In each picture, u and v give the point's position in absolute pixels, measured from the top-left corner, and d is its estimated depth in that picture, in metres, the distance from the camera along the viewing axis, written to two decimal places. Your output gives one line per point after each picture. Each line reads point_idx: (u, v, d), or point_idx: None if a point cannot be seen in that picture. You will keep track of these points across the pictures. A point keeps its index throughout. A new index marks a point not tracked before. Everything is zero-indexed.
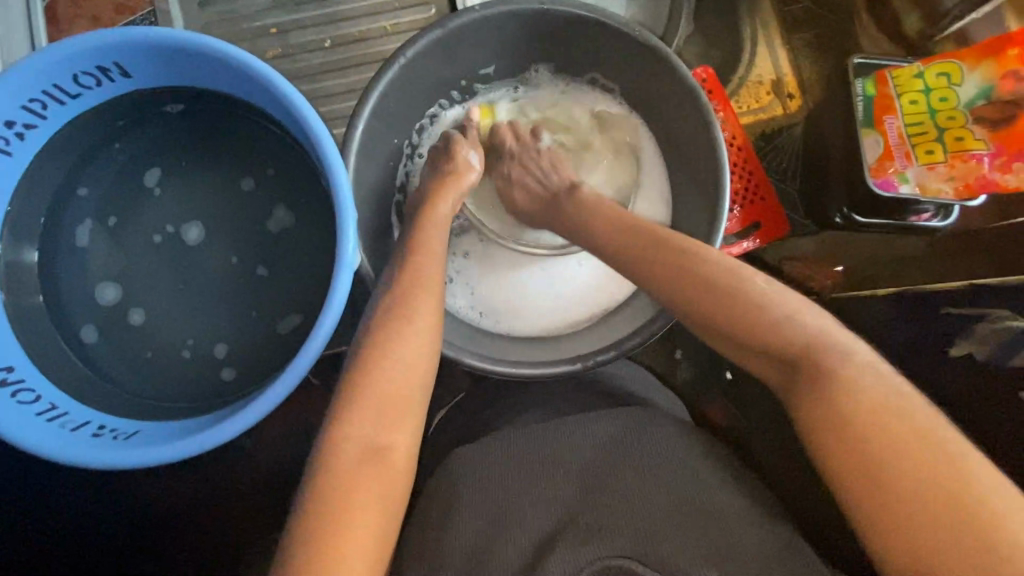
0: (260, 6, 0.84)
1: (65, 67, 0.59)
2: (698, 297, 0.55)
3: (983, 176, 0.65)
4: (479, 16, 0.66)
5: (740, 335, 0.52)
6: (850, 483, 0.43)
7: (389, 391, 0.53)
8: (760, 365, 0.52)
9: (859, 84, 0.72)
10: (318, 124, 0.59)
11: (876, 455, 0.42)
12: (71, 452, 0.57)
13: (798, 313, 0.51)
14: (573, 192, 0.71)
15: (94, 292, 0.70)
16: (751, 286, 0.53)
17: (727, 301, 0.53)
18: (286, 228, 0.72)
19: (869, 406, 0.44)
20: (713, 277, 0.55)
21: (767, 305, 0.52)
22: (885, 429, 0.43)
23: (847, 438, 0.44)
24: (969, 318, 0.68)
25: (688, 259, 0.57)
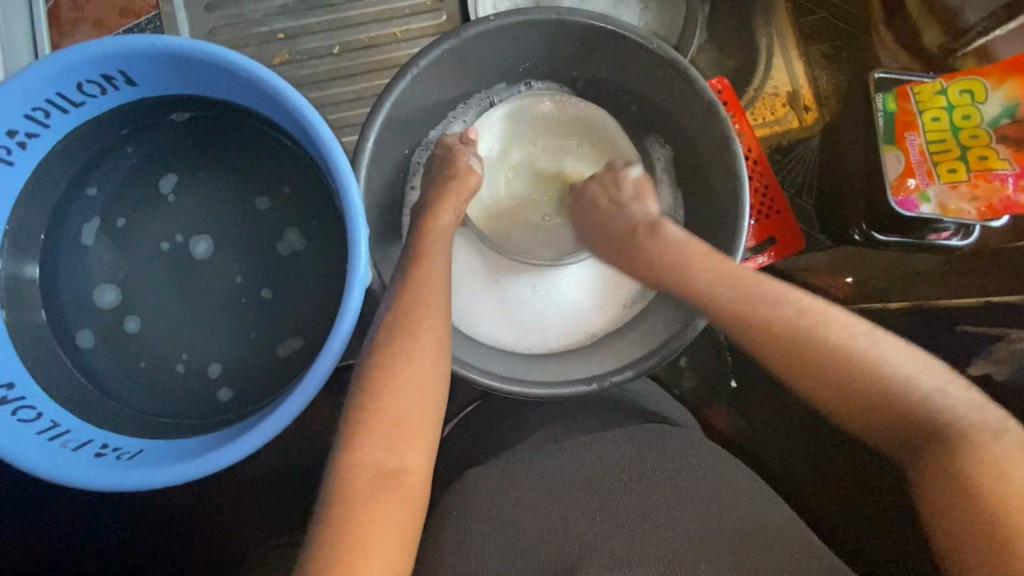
0: (268, 11, 0.82)
1: (70, 76, 0.57)
2: (806, 339, 0.54)
3: (1007, 197, 0.64)
4: (495, 26, 0.64)
5: (836, 390, 0.52)
6: (961, 535, 0.43)
7: (403, 416, 0.52)
8: (860, 420, 0.52)
9: (880, 98, 0.70)
10: (330, 137, 0.57)
11: (988, 508, 0.42)
12: (74, 474, 0.55)
13: (908, 370, 0.51)
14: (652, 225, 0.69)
15: (94, 295, 0.68)
16: (856, 338, 0.53)
17: (829, 353, 0.53)
18: (298, 252, 0.70)
19: (989, 465, 0.44)
20: (813, 327, 0.55)
21: (866, 352, 0.52)
22: (1003, 487, 0.43)
23: (963, 493, 0.44)
24: (985, 337, 0.70)
25: (782, 305, 0.57)
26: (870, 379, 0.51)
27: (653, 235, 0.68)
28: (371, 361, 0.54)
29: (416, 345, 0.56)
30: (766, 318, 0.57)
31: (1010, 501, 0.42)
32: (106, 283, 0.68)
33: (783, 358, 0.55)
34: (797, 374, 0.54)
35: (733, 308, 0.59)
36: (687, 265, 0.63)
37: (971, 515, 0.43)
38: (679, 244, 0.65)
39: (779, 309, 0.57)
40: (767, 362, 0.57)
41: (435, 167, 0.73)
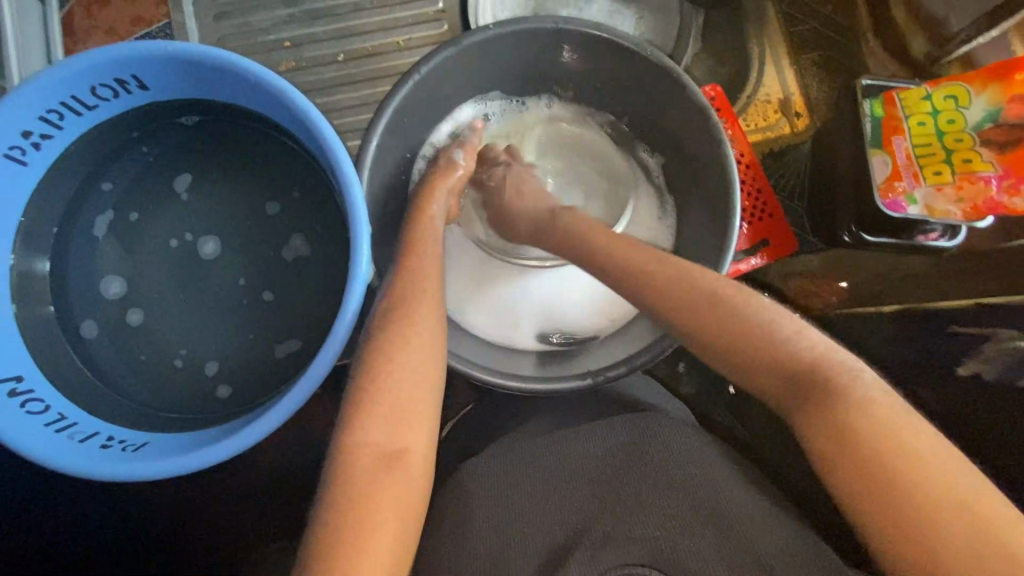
0: (276, 20, 0.85)
1: (84, 79, 0.59)
2: (714, 319, 0.53)
3: (991, 198, 0.66)
4: (494, 34, 0.67)
5: (748, 365, 0.51)
6: (862, 501, 0.43)
7: (403, 407, 0.52)
8: (768, 391, 0.51)
9: (867, 105, 0.72)
10: (334, 138, 0.60)
11: (887, 470, 0.42)
12: (80, 464, 0.57)
13: (802, 335, 0.50)
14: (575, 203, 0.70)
15: (100, 284, 0.70)
16: (757, 309, 0.53)
17: (737, 330, 0.52)
18: (301, 257, 0.72)
19: (881, 426, 0.44)
20: (725, 300, 0.54)
21: (766, 321, 0.52)
22: (893, 448, 0.43)
23: (859, 456, 0.43)
24: (976, 338, 0.68)
25: (692, 288, 0.56)
26: (767, 354, 0.50)
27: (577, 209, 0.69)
28: (370, 354, 0.56)
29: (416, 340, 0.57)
30: (675, 301, 0.56)
31: (909, 459, 0.42)
32: (113, 277, 0.70)
33: (709, 341, 0.53)
34: (716, 352, 0.53)
35: (654, 288, 0.57)
36: (607, 257, 0.62)
37: (870, 480, 0.42)
38: (592, 224, 0.66)
39: (685, 288, 0.56)
40: (689, 345, 0.56)
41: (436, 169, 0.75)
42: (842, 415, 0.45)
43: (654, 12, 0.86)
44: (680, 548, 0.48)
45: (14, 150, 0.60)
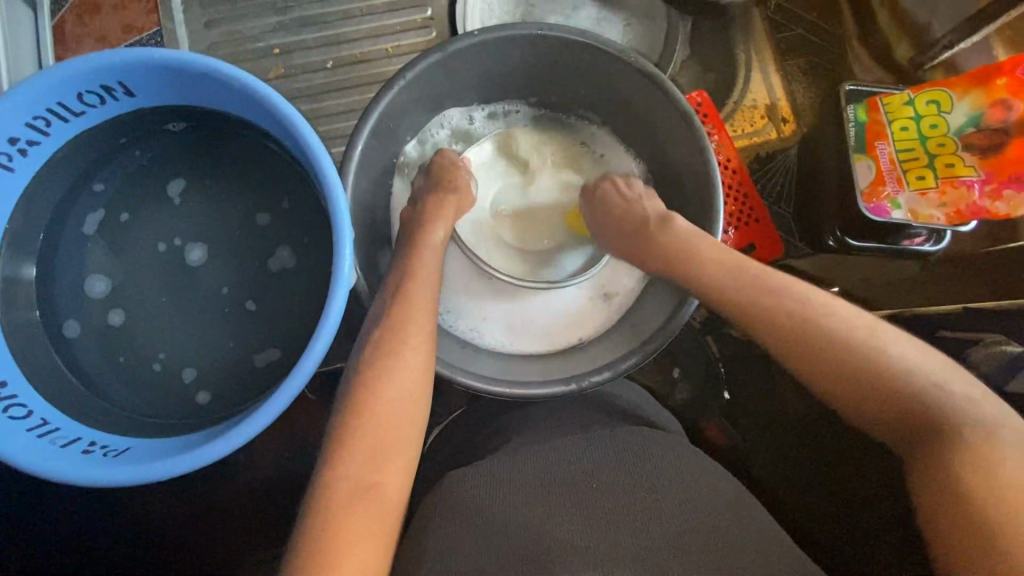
0: (265, 28, 0.86)
1: (70, 86, 0.60)
2: (809, 323, 0.57)
3: (974, 203, 0.66)
4: (479, 40, 0.67)
5: (829, 378, 0.55)
6: (935, 503, 0.46)
7: (386, 416, 0.54)
8: (850, 404, 0.55)
9: (851, 110, 0.73)
10: (318, 144, 0.60)
11: (960, 476, 0.45)
12: (61, 470, 0.57)
13: (890, 348, 0.54)
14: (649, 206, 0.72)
15: (84, 286, 0.70)
16: (855, 333, 0.55)
17: (824, 344, 0.55)
18: (287, 269, 0.72)
19: (964, 436, 0.47)
20: (817, 315, 0.57)
21: (847, 328, 0.56)
22: (971, 455, 0.46)
23: (937, 465, 0.47)
24: (962, 342, 0.70)
25: (765, 297, 0.60)
26: (852, 356, 0.54)
27: (663, 226, 0.69)
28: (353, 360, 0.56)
29: (401, 356, 0.57)
30: (758, 298, 0.60)
31: (987, 464, 0.45)
32: (97, 274, 0.70)
33: (785, 349, 0.58)
34: (797, 363, 0.57)
35: (740, 301, 0.61)
36: (684, 267, 0.65)
37: (949, 485, 0.46)
38: (678, 229, 0.68)
39: (769, 284, 0.60)
40: (774, 356, 0.60)
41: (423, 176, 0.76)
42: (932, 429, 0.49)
43: (640, 19, 0.87)
44: (661, 554, 0.48)
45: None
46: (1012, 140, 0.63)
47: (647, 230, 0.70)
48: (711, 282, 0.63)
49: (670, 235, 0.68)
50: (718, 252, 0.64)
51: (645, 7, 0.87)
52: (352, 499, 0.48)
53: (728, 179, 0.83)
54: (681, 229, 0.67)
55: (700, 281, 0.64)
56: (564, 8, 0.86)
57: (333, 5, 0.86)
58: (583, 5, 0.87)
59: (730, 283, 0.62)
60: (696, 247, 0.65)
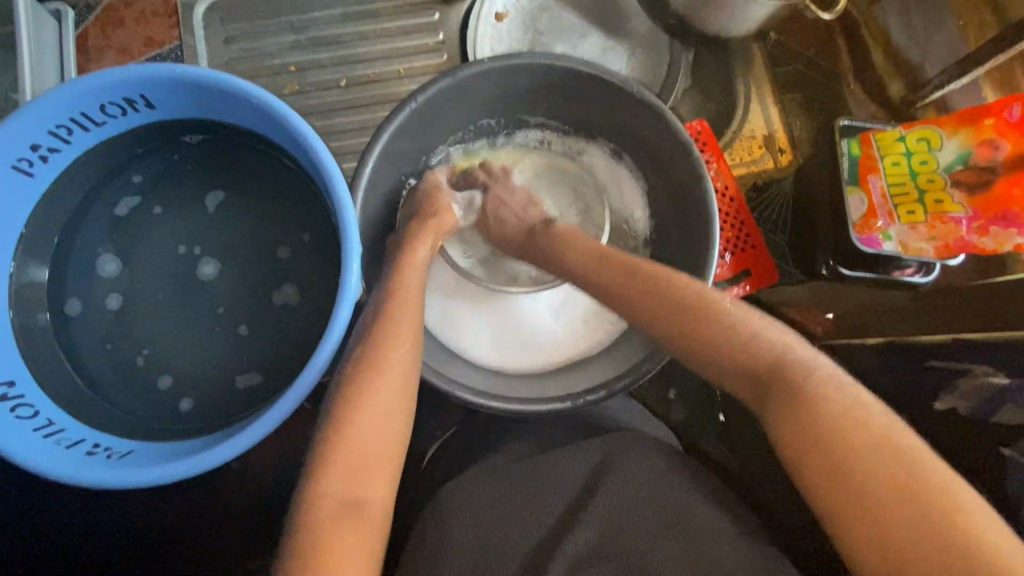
0: (282, 45, 0.89)
1: (94, 97, 0.62)
2: (695, 312, 0.59)
3: (962, 238, 0.68)
4: (489, 67, 0.70)
5: (724, 369, 0.56)
6: (808, 474, 0.47)
7: (381, 435, 0.55)
8: (740, 386, 0.56)
9: (845, 144, 0.75)
10: (330, 161, 0.62)
11: (829, 445, 0.46)
12: (64, 471, 0.58)
13: (769, 331, 0.56)
14: (548, 227, 0.75)
15: (97, 264, 0.72)
16: (737, 318, 0.57)
17: (715, 338, 0.57)
18: (289, 305, 0.74)
19: (831, 401, 0.49)
20: (703, 313, 0.59)
21: (731, 319, 0.57)
22: (834, 422, 0.47)
23: (809, 432, 0.48)
24: (951, 372, 0.70)
25: (675, 290, 0.61)
26: (721, 336, 0.57)
27: (546, 229, 0.75)
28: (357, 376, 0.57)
29: (380, 372, 0.58)
30: (634, 297, 0.63)
31: (869, 436, 0.46)
32: (108, 256, 0.73)
33: (681, 345, 0.59)
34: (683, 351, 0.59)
35: (630, 296, 0.64)
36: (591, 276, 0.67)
37: (823, 453, 0.47)
38: (569, 235, 0.72)
39: (643, 287, 0.63)
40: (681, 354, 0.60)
41: (418, 203, 0.76)
42: (795, 394, 0.50)
43: (644, 50, 0.91)
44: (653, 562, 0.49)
45: (22, 162, 0.63)
46: (999, 179, 0.65)
47: (532, 236, 0.75)
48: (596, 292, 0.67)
49: (545, 239, 0.73)
50: (586, 255, 0.69)
51: (650, 40, 0.91)
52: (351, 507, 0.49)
53: (725, 206, 0.85)
54: (558, 231, 0.73)
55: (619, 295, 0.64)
56: (572, 37, 0.90)
57: (349, 26, 0.89)
58: (589, 35, 0.90)
59: (610, 292, 0.65)
60: (567, 249, 0.71)
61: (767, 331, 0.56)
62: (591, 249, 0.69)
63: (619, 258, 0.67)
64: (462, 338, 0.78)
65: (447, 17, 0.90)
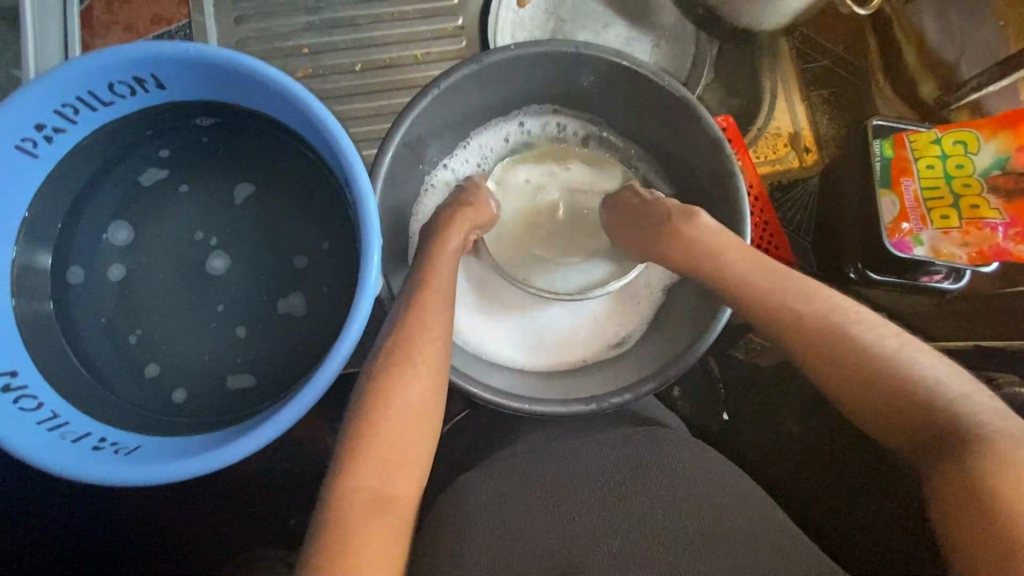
0: (296, 27, 0.86)
1: (105, 75, 0.59)
2: (873, 344, 0.55)
3: (997, 245, 0.67)
4: (516, 54, 0.67)
5: (882, 406, 0.53)
6: (966, 534, 0.45)
7: (405, 435, 0.52)
8: (901, 434, 0.53)
9: (877, 145, 0.73)
10: (351, 150, 0.59)
11: (1005, 510, 0.44)
12: (70, 466, 0.56)
13: (954, 391, 0.52)
14: (686, 216, 0.68)
15: (108, 231, 0.70)
16: (903, 359, 0.54)
17: (890, 381, 0.53)
18: (297, 307, 0.71)
19: (1004, 467, 0.46)
20: (875, 352, 0.54)
21: (912, 363, 0.53)
22: (1006, 486, 0.45)
23: (976, 489, 0.46)
24: (976, 380, 0.70)
25: (830, 322, 0.57)
26: (887, 372, 0.53)
27: (686, 219, 0.68)
28: (376, 374, 0.55)
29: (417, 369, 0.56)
30: (792, 302, 0.59)
31: None
32: (118, 225, 0.70)
33: (836, 373, 0.55)
34: (840, 382, 0.56)
35: (796, 307, 0.59)
36: (745, 281, 0.62)
37: (984, 512, 0.45)
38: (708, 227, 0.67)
39: (807, 297, 0.59)
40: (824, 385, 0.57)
41: None
42: (970, 452, 0.48)
43: (670, 41, 0.88)
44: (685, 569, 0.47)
45: (26, 142, 0.60)
46: None
47: (674, 224, 0.68)
48: (746, 297, 0.61)
49: (689, 232, 0.67)
50: (752, 264, 0.63)
51: (675, 31, 0.88)
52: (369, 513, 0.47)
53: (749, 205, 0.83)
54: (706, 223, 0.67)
55: (774, 299, 0.60)
56: (595, 26, 0.87)
57: (365, 7, 0.86)
58: (614, 24, 0.87)
59: (767, 300, 0.60)
60: (725, 248, 0.64)
61: (954, 388, 0.52)
62: (752, 254, 0.64)
63: (781, 268, 0.62)
64: (479, 337, 0.76)
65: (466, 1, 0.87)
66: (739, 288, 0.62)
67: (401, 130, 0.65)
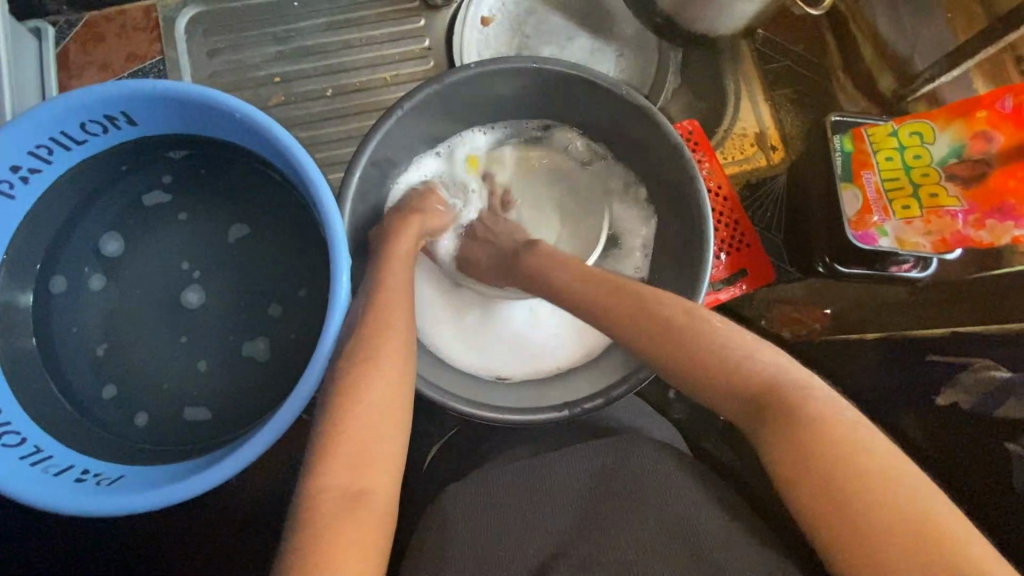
0: (267, 57, 0.88)
1: (75, 116, 0.61)
2: (691, 334, 0.54)
3: (958, 232, 0.67)
4: (475, 72, 0.68)
5: (719, 394, 0.52)
6: (816, 518, 0.43)
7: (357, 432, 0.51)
8: (736, 417, 0.51)
9: (837, 140, 0.75)
10: (317, 174, 0.61)
11: (846, 489, 0.42)
12: (51, 500, 0.56)
13: (772, 366, 0.51)
14: (531, 248, 0.71)
15: (98, 243, 0.71)
16: (723, 338, 0.53)
17: (725, 373, 0.51)
18: (281, 327, 0.72)
19: (840, 443, 0.44)
20: (717, 345, 0.52)
21: (733, 347, 0.52)
22: (852, 474, 0.42)
23: (812, 470, 0.43)
24: (953, 366, 0.69)
25: (675, 327, 0.55)
26: (707, 357, 0.52)
27: (530, 251, 0.71)
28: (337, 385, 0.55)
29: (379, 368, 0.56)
30: (609, 308, 0.59)
31: (876, 478, 0.41)
32: (104, 241, 0.72)
33: (672, 367, 0.54)
34: (682, 379, 0.54)
35: (615, 313, 0.59)
36: (574, 295, 0.63)
37: (831, 493, 0.42)
38: (553, 253, 0.69)
39: (624, 299, 0.59)
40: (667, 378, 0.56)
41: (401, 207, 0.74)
42: (804, 432, 0.45)
43: (633, 50, 0.90)
44: (657, 560, 0.47)
45: (2, 184, 0.62)
46: (993, 172, 0.64)
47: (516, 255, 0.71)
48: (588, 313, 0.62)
49: (533, 261, 0.69)
50: (578, 273, 0.64)
51: (637, 40, 0.90)
52: (337, 516, 0.47)
53: (718, 206, 0.85)
54: (545, 251, 0.69)
55: (597, 307, 0.60)
56: (559, 40, 0.89)
57: (333, 35, 0.88)
58: (577, 37, 0.89)
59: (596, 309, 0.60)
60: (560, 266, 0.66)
61: (765, 359, 0.51)
62: (587, 269, 0.64)
63: (614, 279, 0.62)
64: (433, 329, 0.79)
65: (432, 23, 0.90)
66: (570, 298, 0.63)
67: (369, 147, 0.66)
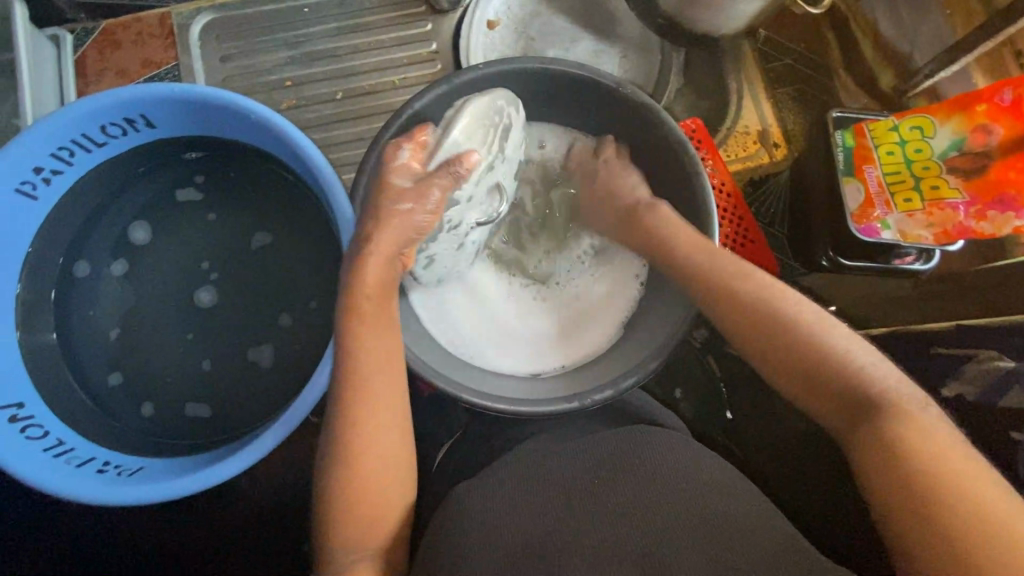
0: (279, 61, 0.90)
1: (96, 118, 0.63)
2: (810, 332, 0.57)
3: (960, 223, 0.68)
4: (484, 73, 0.70)
5: (816, 385, 0.55)
6: (887, 494, 0.47)
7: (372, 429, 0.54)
8: (832, 412, 0.55)
9: (838, 136, 0.76)
10: (331, 174, 0.63)
11: (927, 480, 0.45)
12: (73, 491, 0.58)
13: (886, 374, 0.54)
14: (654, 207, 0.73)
15: (127, 230, 0.74)
16: (843, 346, 0.55)
17: (831, 366, 0.55)
18: (295, 325, 0.74)
19: (928, 442, 0.48)
20: (828, 344, 0.56)
21: (846, 351, 0.55)
22: (934, 466, 0.46)
23: (893, 456, 0.48)
24: (959, 357, 0.69)
25: (797, 323, 0.58)
26: (817, 352, 0.56)
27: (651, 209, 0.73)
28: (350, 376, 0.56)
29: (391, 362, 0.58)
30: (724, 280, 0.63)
31: (951, 473, 0.45)
32: (133, 228, 0.74)
33: (769, 351, 0.58)
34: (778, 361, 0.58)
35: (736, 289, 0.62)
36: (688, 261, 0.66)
37: (906, 477, 0.46)
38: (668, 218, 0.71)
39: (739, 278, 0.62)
40: (765, 358, 0.59)
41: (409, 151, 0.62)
42: (894, 428, 0.49)
43: (636, 51, 0.92)
44: (668, 543, 0.48)
45: (26, 185, 0.64)
46: (993, 164, 0.65)
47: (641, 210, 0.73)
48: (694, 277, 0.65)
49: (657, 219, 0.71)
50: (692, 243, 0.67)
51: (640, 41, 0.92)
52: None
53: (723, 202, 0.86)
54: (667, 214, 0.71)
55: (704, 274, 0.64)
56: (563, 42, 0.91)
57: (343, 40, 0.91)
58: (581, 39, 0.91)
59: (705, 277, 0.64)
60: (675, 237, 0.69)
61: (877, 369, 0.54)
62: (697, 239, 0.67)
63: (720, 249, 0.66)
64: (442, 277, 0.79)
65: (439, 27, 0.92)
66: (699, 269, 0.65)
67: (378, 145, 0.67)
